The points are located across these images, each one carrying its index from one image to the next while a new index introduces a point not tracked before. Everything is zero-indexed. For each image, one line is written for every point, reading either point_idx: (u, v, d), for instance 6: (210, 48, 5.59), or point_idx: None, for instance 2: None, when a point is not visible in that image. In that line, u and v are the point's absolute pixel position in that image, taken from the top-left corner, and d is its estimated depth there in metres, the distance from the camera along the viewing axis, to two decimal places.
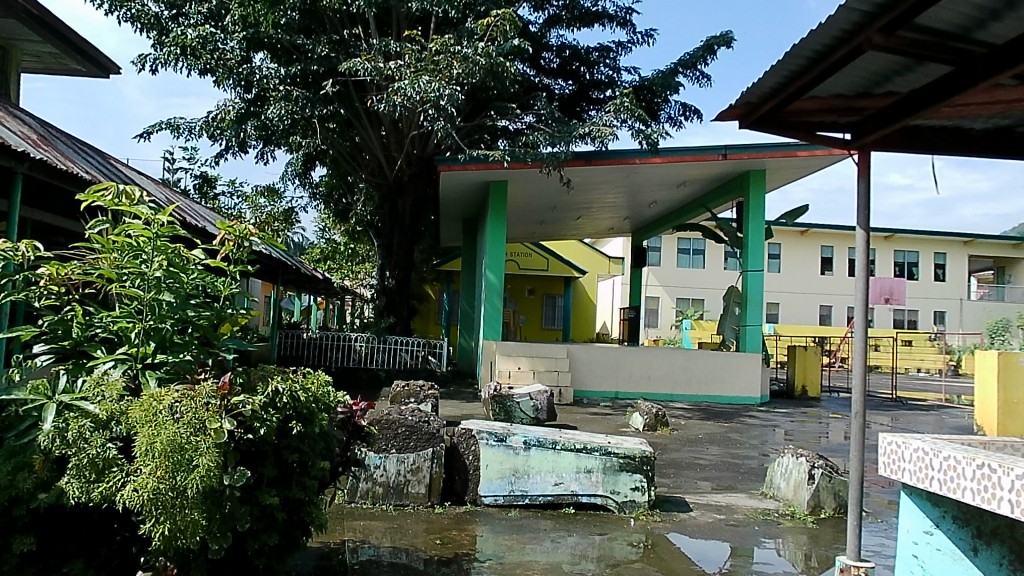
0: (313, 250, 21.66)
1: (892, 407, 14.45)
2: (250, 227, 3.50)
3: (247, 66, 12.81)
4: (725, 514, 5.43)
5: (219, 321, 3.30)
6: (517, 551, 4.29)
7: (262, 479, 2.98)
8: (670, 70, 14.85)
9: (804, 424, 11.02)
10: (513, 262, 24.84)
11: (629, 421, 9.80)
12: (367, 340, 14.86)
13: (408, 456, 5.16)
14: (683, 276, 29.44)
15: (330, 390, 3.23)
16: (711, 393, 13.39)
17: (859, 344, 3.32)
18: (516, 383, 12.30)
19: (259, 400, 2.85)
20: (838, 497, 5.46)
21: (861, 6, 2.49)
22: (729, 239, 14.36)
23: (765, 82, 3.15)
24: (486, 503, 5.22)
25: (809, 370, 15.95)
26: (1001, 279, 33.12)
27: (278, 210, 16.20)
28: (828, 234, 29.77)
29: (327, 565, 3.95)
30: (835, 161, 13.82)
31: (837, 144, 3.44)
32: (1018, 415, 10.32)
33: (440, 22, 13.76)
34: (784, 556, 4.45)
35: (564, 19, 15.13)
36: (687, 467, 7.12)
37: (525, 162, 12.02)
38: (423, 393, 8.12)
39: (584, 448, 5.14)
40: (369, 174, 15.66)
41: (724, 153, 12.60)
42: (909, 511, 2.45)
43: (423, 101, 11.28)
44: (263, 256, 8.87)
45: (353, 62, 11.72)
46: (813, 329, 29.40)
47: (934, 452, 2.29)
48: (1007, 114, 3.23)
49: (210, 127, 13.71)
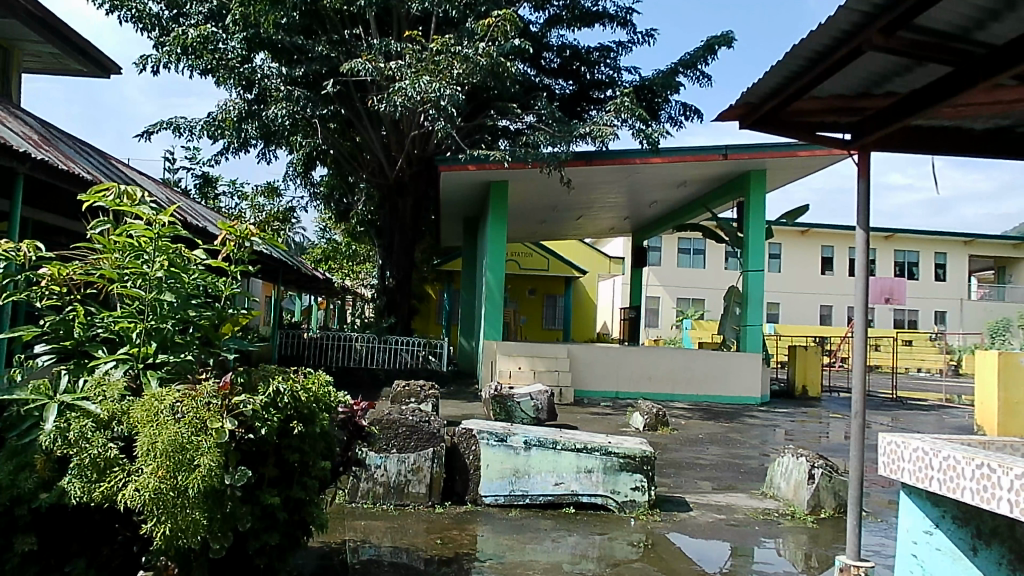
0: (313, 250, 21.66)
1: (892, 406, 14.46)
2: (251, 227, 3.51)
3: (248, 66, 12.82)
4: (725, 514, 5.44)
5: (220, 321, 3.31)
6: (517, 550, 4.30)
7: (262, 478, 3.00)
8: (670, 70, 14.85)
9: (805, 424, 11.02)
10: (513, 262, 24.84)
11: (630, 421, 9.81)
12: (367, 340, 14.87)
13: (408, 455, 5.16)
14: (684, 276, 29.43)
15: (331, 390, 3.24)
16: (712, 393, 13.40)
17: (859, 345, 3.32)
18: (517, 382, 12.29)
19: (260, 399, 2.85)
20: (838, 496, 5.47)
21: (861, 7, 2.50)
22: (730, 238, 14.35)
23: (765, 82, 3.15)
24: (487, 502, 5.23)
25: (809, 370, 15.95)
26: (1001, 279, 33.11)
27: (278, 209, 16.20)
28: (828, 233, 29.77)
29: (328, 565, 3.95)
30: (835, 161, 13.83)
31: (837, 144, 3.45)
32: (1018, 415, 10.33)
33: (440, 23, 13.77)
34: (785, 556, 4.45)
35: (564, 19, 15.14)
36: (687, 467, 7.12)
37: (526, 162, 12.02)
38: (424, 392, 8.14)
39: (584, 448, 5.14)
40: (369, 174, 15.69)
41: (725, 153, 12.61)
42: (909, 511, 2.46)
43: (424, 102, 11.29)
44: (264, 256, 8.88)
45: (354, 62, 11.72)
46: (813, 329, 29.40)
47: (932, 452, 2.30)
48: (1007, 114, 3.24)
49: (210, 127, 13.73)
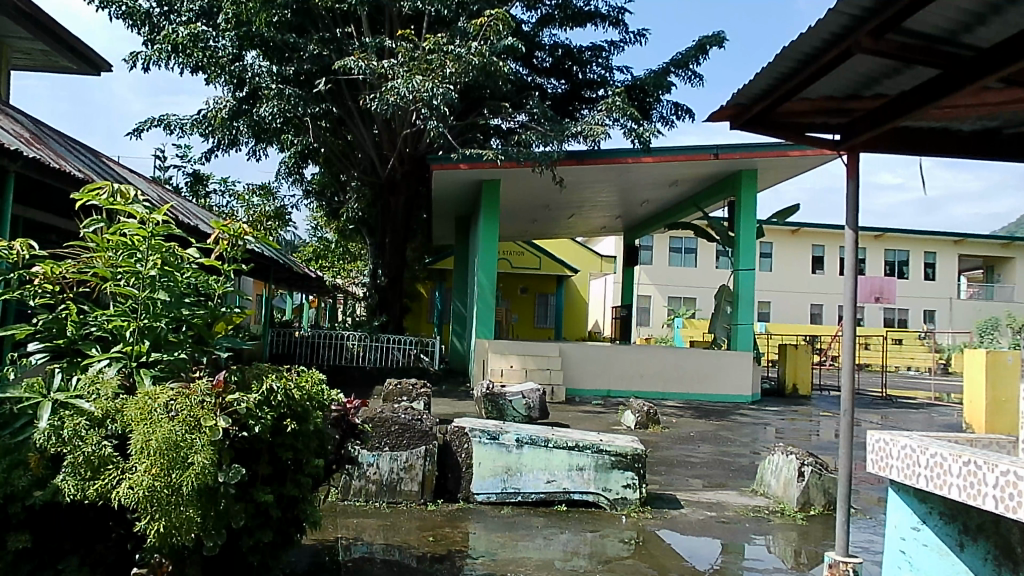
0: (305, 248, 21.64)
1: (882, 405, 14.52)
2: (245, 226, 3.53)
3: (239, 64, 12.78)
4: (716, 511, 5.47)
5: (214, 319, 3.31)
6: (509, 548, 4.32)
7: (256, 476, 3.01)
8: (661, 70, 14.89)
9: (795, 423, 11.06)
10: (505, 261, 24.90)
11: (621, 420, 9.86)
12: (360, 339, 14.77)
13: (401, 454, 5.18)
14: (675, 275, 29.57)
15: (324, 388, 3.27)
16: (701, 392, 13.44)
17: (848, 344, 3.34)
18: (508, 380, 12.31)
19: (254, 398, 2.89)
20: (828, 494, 5.52)
21: (849, 10, 2.53)
22: (721, 238, 14.39)
23: (756, 83, 3.19)
24: (478, 500, 5.24)
25: (799, 369, 15.95)
26: (990, 278, 33.23)
27: (270, 208, 16.18)
28: (819, 233, 29.95)
29: (321, 562, 3.96)
30: (825, 160, 13.89)
31: (826, 145, 3.49)
32: (1007, 413, 10.39)
33: (432, 22, 13.81)
34: (774, 552, 4.49)
35: (556, 19, 15.14)
36: (677, 465, 7.15)
37: (518, 162, 11.96)
38: (417, 390, 8.18)
39: (576, 445, 5.16)
40: (361, 172, 15.70)
41: (715, 153, 12.64)
42: (897, 507, 2.49)
43: (416, 100, 11.25)
44: (257, 255, 8.92)
45: (347, 60, 11.68)
46: (804, 328, 29.53)
47: (917, 450, 2.34)
48: (994, 116, 3.27)
49: (200, 125, 13.69)
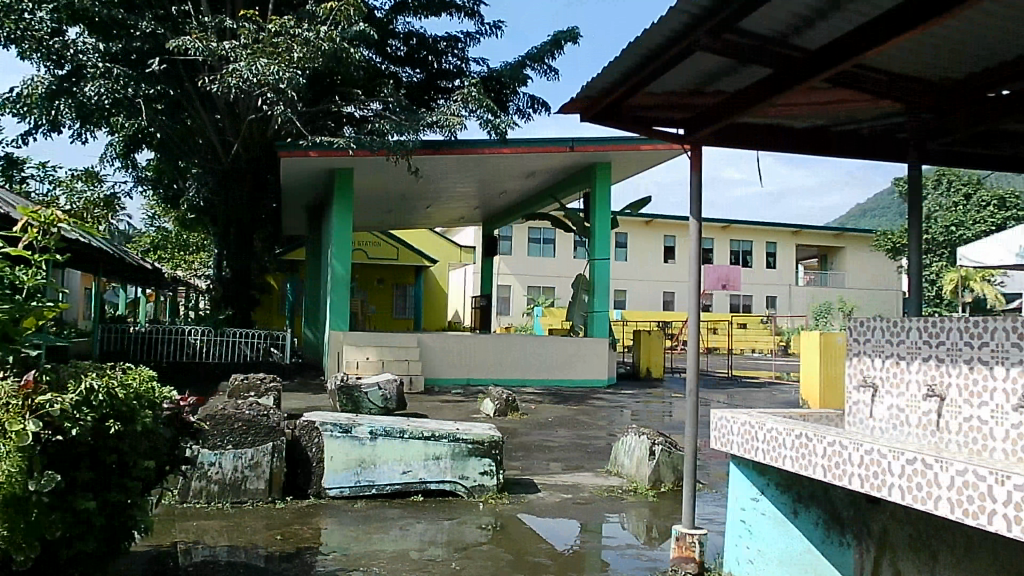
0: (143, 240, 20.35)
1: (726, 385, 15.40)
2: (58, 212, 3.22)
3: (60, 40, 11.83)
4: (572, 493, 5.60)
5: (21, 314, 2.97)
6: (363, 541, 4.23)
7: (75, 483, 2.77)
8: (517, 63, 15.07)
9: (647, 404, 11.54)
10: (362, 252, 24.45)
11: (482, 408, 9.88)
12: (202, 335, 13.99)
13: (246, 451, 4.95)
14: (535, 265, 30.11)
15: (153, 385, 3.07)
16: (558, 377, 13.75)
17: (694, 330, 3.49)
18: (364, 372, 12.08)
19: (71, 398, 2.64)
20: (677, 470, 5.77)
21: (689, 8, 2.62)
22: (577, 228, 14.79)
23: (604, 76, 3.26)
24: (331, 495, 5.11)
25: (652, 353, 16.64)
26: (823, 267, 36.00)
27: (100, 194, 15.11)
28: (670, 224, 31.38)
29: (153, 568, 3.72)
30: (674, 154, 14.54)
31: (672, 139, 3.63)
32: (836, 389, 11.28)
33: (279, 4, 13.31)
34: (628, 529, 4.64)
35: (411, 7, 14.99)
36: (535, 450, 7.27)
37: (373, 150, 11.74)
38: (266, 386, 7.85)
39: (431, 435, 5.14)
40: (202, 159, 14.95)
41: (572, 145, 12.90)
42: (739, 480, 2.94)
43: (261, 84, 10.81)
44: (81, 244, 8.27)
45: (183, 39, 11.06)
46: (656, 315, 30.87)
47: (773, 432, 2.61)
48: (820, 113, 3.51)
49: (14, 105, 12.53)
